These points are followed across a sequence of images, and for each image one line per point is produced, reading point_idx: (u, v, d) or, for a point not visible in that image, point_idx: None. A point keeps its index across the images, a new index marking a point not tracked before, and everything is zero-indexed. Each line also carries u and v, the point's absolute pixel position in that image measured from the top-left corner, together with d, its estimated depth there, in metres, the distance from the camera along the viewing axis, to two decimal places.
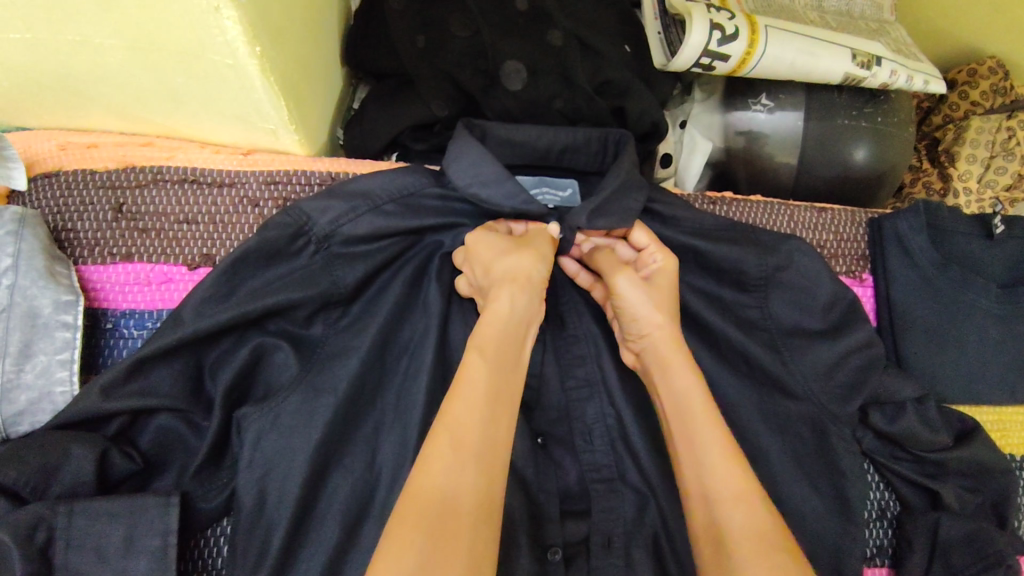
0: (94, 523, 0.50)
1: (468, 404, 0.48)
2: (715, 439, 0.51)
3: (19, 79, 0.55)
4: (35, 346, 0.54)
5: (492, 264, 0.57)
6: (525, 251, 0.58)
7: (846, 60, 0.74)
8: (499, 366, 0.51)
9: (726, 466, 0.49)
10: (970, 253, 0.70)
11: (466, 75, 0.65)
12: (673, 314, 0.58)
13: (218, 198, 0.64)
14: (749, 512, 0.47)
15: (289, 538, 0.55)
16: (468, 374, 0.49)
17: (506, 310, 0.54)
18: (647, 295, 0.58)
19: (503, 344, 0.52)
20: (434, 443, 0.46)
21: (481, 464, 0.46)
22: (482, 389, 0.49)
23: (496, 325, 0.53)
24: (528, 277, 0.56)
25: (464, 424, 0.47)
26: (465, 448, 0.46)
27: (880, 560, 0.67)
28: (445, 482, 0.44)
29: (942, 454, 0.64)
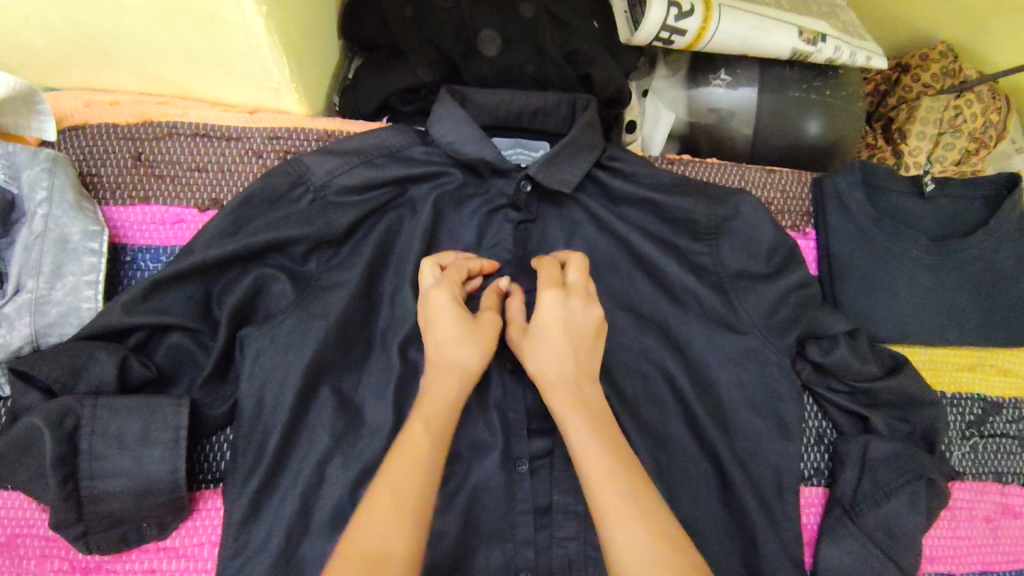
0: (113, 415, 0.57)
1: (412, 459, 0.52)
2: (597, 468, 0.52)
3: (54, 38, 0.63)
4: (65, 268, 0.62)
5: (441, 347, 0.59)
6: (480, 345, 0.60)
7: (792, 36, 0.82)
8: (440, 435, 0.55)
9: (616, 499, 0.50)
10: (902, 209, 0.78)
11: (448, 43, 0.74)
12: (563, 354, 0.58)
13: (225, 149, 0.72)
14: (640, 540, 0.48)
15: (284, 440, 0.63)
16: (411, 440, 0.53)
17: (441, 397, 0.57)
18: (522, 348, 0.60)
19: (447, 423, 0.56)
20: (376, 493, 0.50)
21: (414, 516, 0.50)
22: (423, 450, 0.53)
23: (436, 403, 0.56)
24: (465, 373, 0.59)
25: (406, 480, 0.51)
26: (406, 501, 0.50)
27: (816, 480, 0.75)
28: (378, 534, 0.48)
29: (872, 383, 0.71)
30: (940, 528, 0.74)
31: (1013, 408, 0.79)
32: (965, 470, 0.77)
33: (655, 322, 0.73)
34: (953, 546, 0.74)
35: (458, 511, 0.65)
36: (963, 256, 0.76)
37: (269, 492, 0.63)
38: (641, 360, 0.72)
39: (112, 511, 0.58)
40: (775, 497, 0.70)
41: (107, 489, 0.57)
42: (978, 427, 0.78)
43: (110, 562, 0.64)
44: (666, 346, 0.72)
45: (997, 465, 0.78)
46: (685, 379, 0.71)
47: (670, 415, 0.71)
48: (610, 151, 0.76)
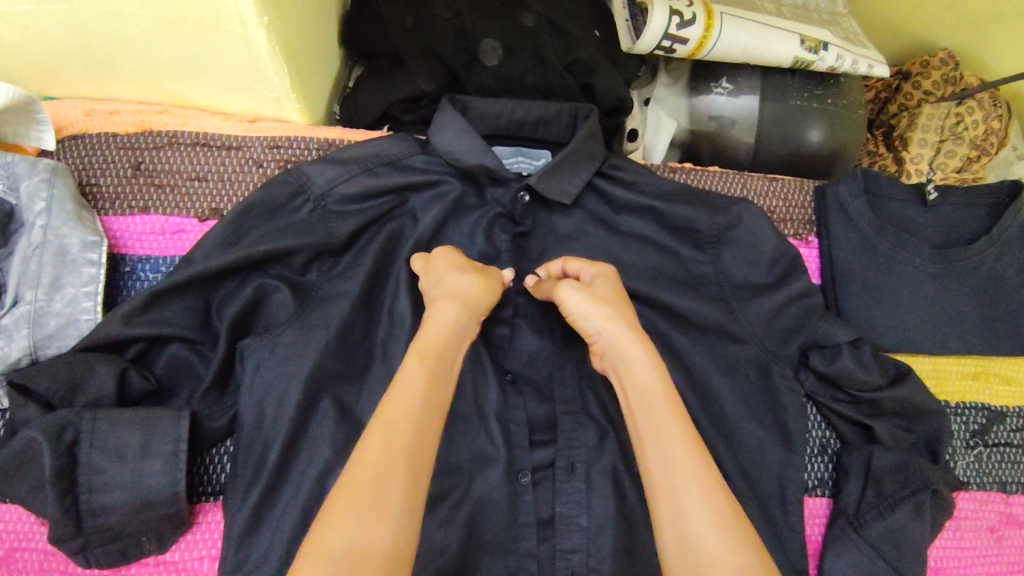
0: (113, 428, 0.57)
1: (404, 401, 0.50)
2: (672, 426, 0.53)
3: (54, 48, 0.63)
4: (64, 279, 0.61)
5: (444, 280, 0.61)
6: (478, 276, 0.63)
7: (794, 44, 0.82)
8: (437, 374, 0.53)
9: (692, 458, 0.51)
10: (904, 217, 0.77)
11: (449, 52, 0.73)
12: (624, 314, 0.61)
13: (225, 159, 0.72)
14: (711, 499, 0.49)
15: (284, 452, 0.63)
16: (406, 379, 0.51)
17: (447, 323, 0.57)
18: (588, 297, 0.62)
19: (442, 360, 0.54)
20: (368, 439, 0.48)
21: (409, 462, 0.47)
22: (419, 393, 0.51)
23: (439, 335, 0.56)
24: (475, 300, 0.60)
25: (400, 420, 0.48)
26: (399, 443, 0.47)
27: (821, 490, 0.74)
28: (373, 488, 0.45)
29: (876, 392, 0.70)
30: (945, 537, 0.73)
31: (1016, 417, 0.79)
32: (969, 480, 0.76)
33: (657, 332, 0.72)
34: (958, 556, 0.73)
35: (460, 523, 0.64)
36: (966, 264, 0.76)
37: (270, 505, 0.62)
38: None
39: (111, 525, 0.57)
40: (779, 507, 0.69)
41: (107, 502, 0.56)
42: (982, 435, 0.77)
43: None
44: (668, 356, 0.72)
45: (1001, 474, 0.77)
46: (688, 389, 0.70)
47: None
48: (612, 160, 0.75)
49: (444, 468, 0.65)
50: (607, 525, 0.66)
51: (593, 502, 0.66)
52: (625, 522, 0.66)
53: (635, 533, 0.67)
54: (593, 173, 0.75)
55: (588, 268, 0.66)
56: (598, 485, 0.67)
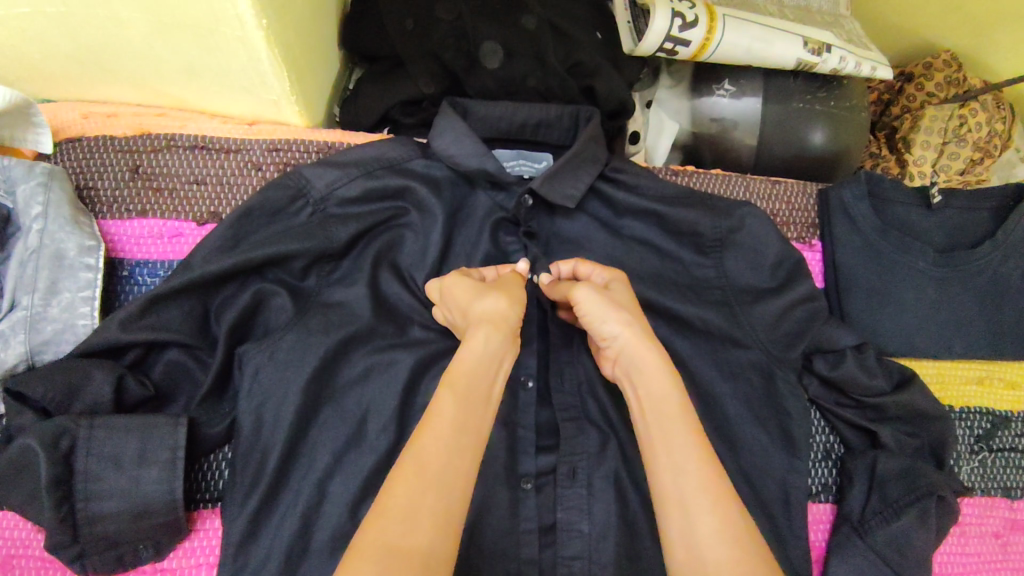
0: (110, 435, 0.56)
1: (438, 433, 0.50)
2: (689, 443, 0.52)
3: (51, 51, 0.62)
4: (61, 284, 0.61)
5: (470, 306, 0.58)
6: (502, 293, 0.59)
7: (797, 46, 0.81)
8: (470, 402, 0.52)
9: (706, 472, 0.51)
10: (909, 221, 0.77)
11: (450, 55, 0.73)
12: (641, 321, 0.59)
13: (224, 162, 0.71)
14: (728, 523, 0.48)
15: (283, 458, 0.62)
16: (438, 408, 0.51)
17: (480, 349, 0.54)
18: (601, 300, 0.59)
19: (478, 388, 0.53)
20: (399, 469, 0.48)
21: (440, 495, 0.47)
22: (452, 422, 0.50)
23: (472, 363, 0.54)
24: (505, 320, 0.57)
25: (432, 453, 0.49)
26: (431, 477, 0.48)
27: (825, 496, 0.74)
28: (402, 518, 0.46)
29: (881, 398, 0.70)
30: (949, 543, 0.72)
31: (1021, 421, 0.78)
32: (974, 484, 0.75)
33: (660, 336, 0.72)
34: (963, 562, 0.73)
35: (461, 531, 0.63)
36: (970, 267, 0.76)
37: (269, 512, 0.62)
38: None
39: (108, 533, 0.56)
40: (782, 513, 0.68)
41: (104, 510, 0.56)
42: (986, 440, 0.77)
43: None
44: (671, 361, 0.71)
45: (1006, 479, 0.77)
46: (690, 394, 0.70)
47: None
48: (614, 163, 0.75)
49: None
50: (609, 531, 0.65)
51: (596, 508, 0.66)
52: (627, 528, 0.66)
53: (637, 539, 0.66)
54: (596, 176, 0.74)
55: (596, 270, 0.65)
56: (600, 491, 0.66)
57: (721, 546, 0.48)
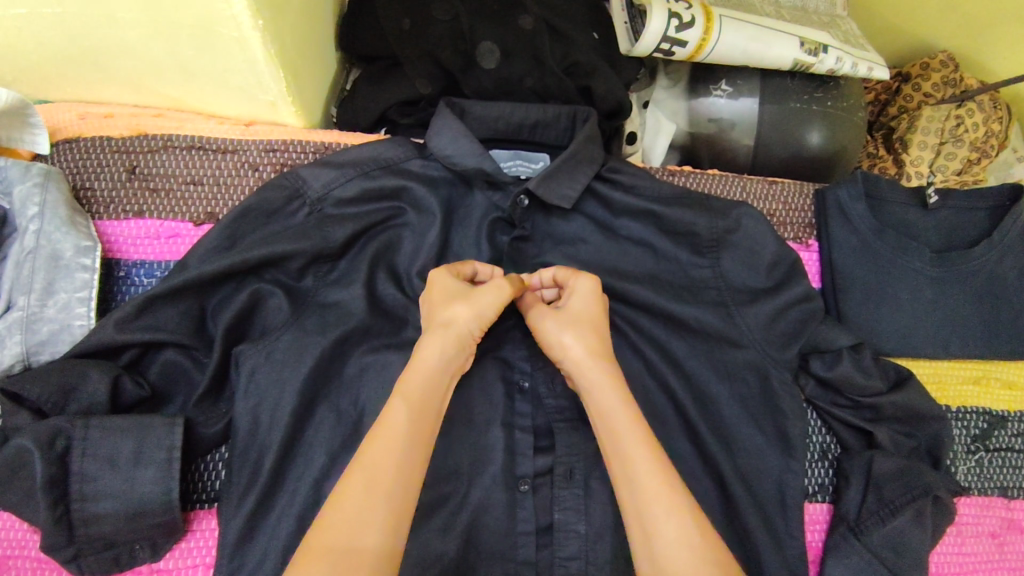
0: (106, 435, 0.56)
1: (386, 443, 0.52)
2: (643, 454, 0.55)
3: (47, 52, 0.62)
4: (57, 285, 0.61)
5: (437, 310, 0.60)
6: (470, 302, 0.60)
7: (794, 47, 0.81)
8: (420, 411, 0.55)
9: (659, 482, 0.54)
10: (905, 221, 0.77)
11: (447, 54, 0.73)
12: (595, 338, 0.61)
13: (221, 162, 0.71)
14: (681, 529, 0.51)
15: (279, 458, 0.62)
16: (389, 418, 0.54)
17: (435, 360, 0.58)
18: (554, 322, 0.62)
19: (428, 397, 0.56)
20: (350, 478, 0.51)
21: (388, 499, 0.51)
22: (400, 432, 0.53)
23: (424, 373, 0.57)
24: (465, 333, 0.59)
25: (379, 463, 0.51)
26: (377, 484, 0.51)
27: (820, 496, 0.73)
28: (352, 527, 0.49)
29: (877, 398, 0.70)
30: (947, 543, 0.71)
31: (1018, 421, 0.78)
32: (971, 485, 0.75)
33: (654, 337, 0.72)
34: (960, 563, 0.72)
35: (457, 531, 0.63)
36: (966, 268, 0.76)
37: (265, 512, 0.62)
38: (642, 373, 0.71)
39: (104, 534, 0.56)
40: (777, 512, 0.69)
41: (99, 511, 0.55)
42: (983, 440, 0.76)
43: None
44: (664, 362, 0.71)
45: (1003, 479, 0.76)
46: (686, 395, 0.70)
47: (672, 430, 0.70)
48: (611, 164, 0.75)
49: (443, 473, 0.64)
50: (605, 531, 0.65)
51: (592, 509, 0.66)
52: (623, 528, 0.65)
53: None
54: (592, 175, 0.74)
55: (570, 276, 0.65)
56: (597, 492, 0.66)
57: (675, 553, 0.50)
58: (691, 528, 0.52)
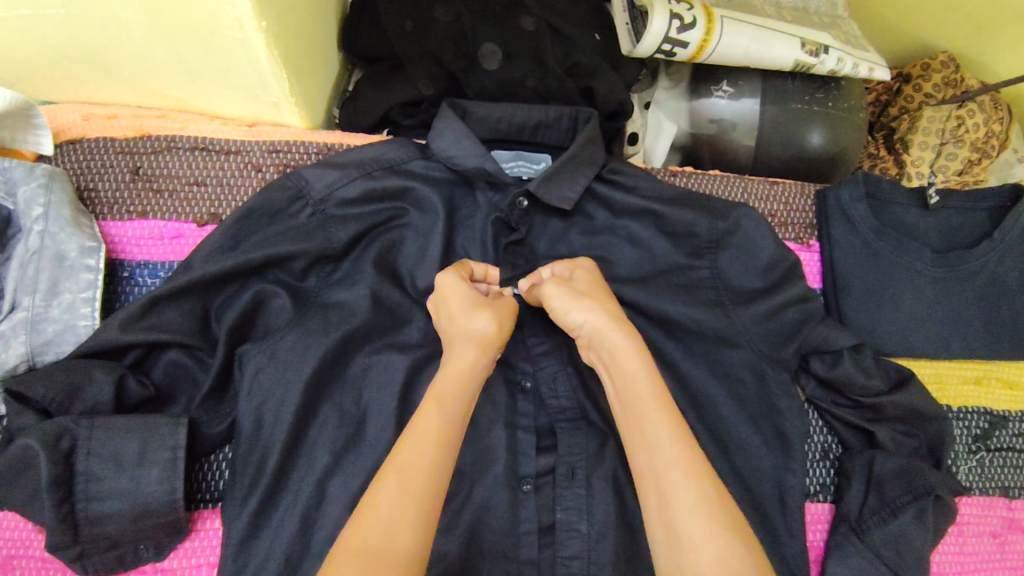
0: (110, 434, 0.56)
1: (419, 441, 0.53)
2: (659, 419, 0.54)
3: (52, 53, 0.63)
4: (62, 285, 0.61)
5: (460, 318, 0.62)
6: (493, 312, 0.62)
7: (795, 48, 0.82)
8: (452, 415, 0.56)
9: (676, 445, 0.53)
10: (906, 222, 0.77)
11: (449, 56, 0.73)
12: (609, 306, 0.61)
13: (224, 163, 0.71)
14: (701, 495, 0.50)
15: (283, 457, 0.62)
16: (421, 420, 0.55)
17: (465, 365, 0.59)
18: (569, 293, 0.62)
19: (460, 401, 0.57)
20: (384, 477, 0.51)
21: (422, 502, 0.51)
22: (432, 433, 0.54)
23: (454, 378, 0.58)
24: (492, 341, 0.61)
25: (413, 462, 0.52)
26: (412, 481, 0.51)
27: (822, 496, 0.73)
28: (386, 525, 0.49)
29: (878, 398, 0.70)
30: (948, 543, 0.72)
31: (1019, 421, 0.78)
32: (971, 484, 0.74)
33: (654, 338, 0.73)
34: (961, 563, 0.72)
35: (459, 530, 0.64)
36: (966, 267, 0.76)
37: (269, 511, 0.62)
38: None
39: (108, 533, 0.56)
40: (776, 512, 0.69)
41: (104, 510, 0.56)
42: (984, 440, 0.76)
43: None
44: (664, 363, 0.71)
45: (1003, 478, 0.76)
46: (687, 395, 0.70)
47: None
48: (612, 164, 0.75)
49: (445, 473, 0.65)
50: (607, 530, 0.66)
51: (594, 508, 0.66)
52: (624, 527, 0.66)
53: (634, 539, 0.67)
54: (593, 176, 0.75)
55: (569, 266, 0.66)
56: (599, 492, 0.66)
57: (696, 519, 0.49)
58: (713, 495, 0.50)
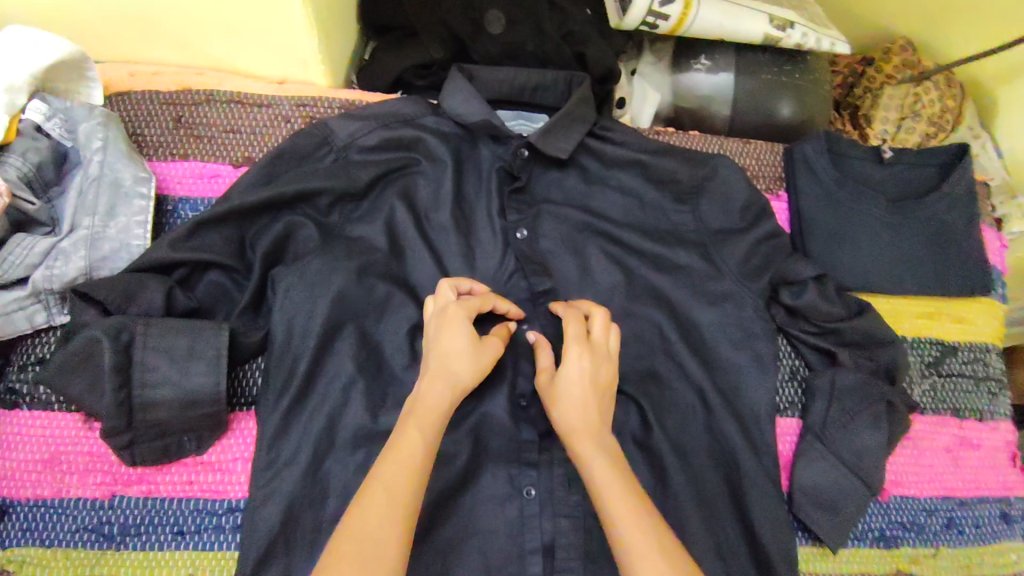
0: (164, 332, 0.64)
1: (403, 459, 0.57)
2: (636, 496, 0.58)
3: (109, 10, 0.71)
4: (118, 209, 0.70)
5: (448, 354, 0.65)
6: (477, 357, 0.66)
7: (764, 23, 0.91)
8: (431, 438, 0.60)
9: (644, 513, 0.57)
10: (864, 173, 0.86)
11: (458, 22, 0.83)
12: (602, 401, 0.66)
13: (258, 115, 0.80)
14: (665, 558, 0.54)
15: (311, 365, 0.70)
16: (405, 441, 0.59)
17: (438, 401, 0.62)
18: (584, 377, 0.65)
19: (437, 427, 0.61)
20: (369, 492, 0.56)
21: (404, 514, 0.55)
22: (416, 453, 0.58)
23: (433, 407, 0.62)
24: (463, 385, 0.64)
25: (394, 478, 0.56)
26: (396, 497, 0.55)
27: (791, 411, 0.81)
28: (371, 533, 0.53)
29: (839, 322, 0.78)
30: (902, 454, 0.81)
31: (967, 350, 0.88)
32: (926, 405, 0.84)
33: (643, 273, 0.80)
34: (915, 471, 0.82)
35: (467, 432, 0.72)
36: (918, 215, 0.85)
37: (297, 413, 0.70)
38: (633, 303, 0.79)
39: (159, 420, 0.64)
40: (751, 423, 0.77)
41: (155, 398, 0.64)
42: (936, 366, 0.86)
43: (151, 474, 0.69)
44: (651, 294, 0.80)
45: (954, 400, 0.85)
46: (672, 322, 0.78)
47: (657, 352, 0.78)
48: (603, 122, 0.84)
49: None
50: None
51: None
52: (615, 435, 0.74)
53: (623, 444, 0.73)
54: (586, 132, 0.83)
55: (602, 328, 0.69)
56: None
57: None
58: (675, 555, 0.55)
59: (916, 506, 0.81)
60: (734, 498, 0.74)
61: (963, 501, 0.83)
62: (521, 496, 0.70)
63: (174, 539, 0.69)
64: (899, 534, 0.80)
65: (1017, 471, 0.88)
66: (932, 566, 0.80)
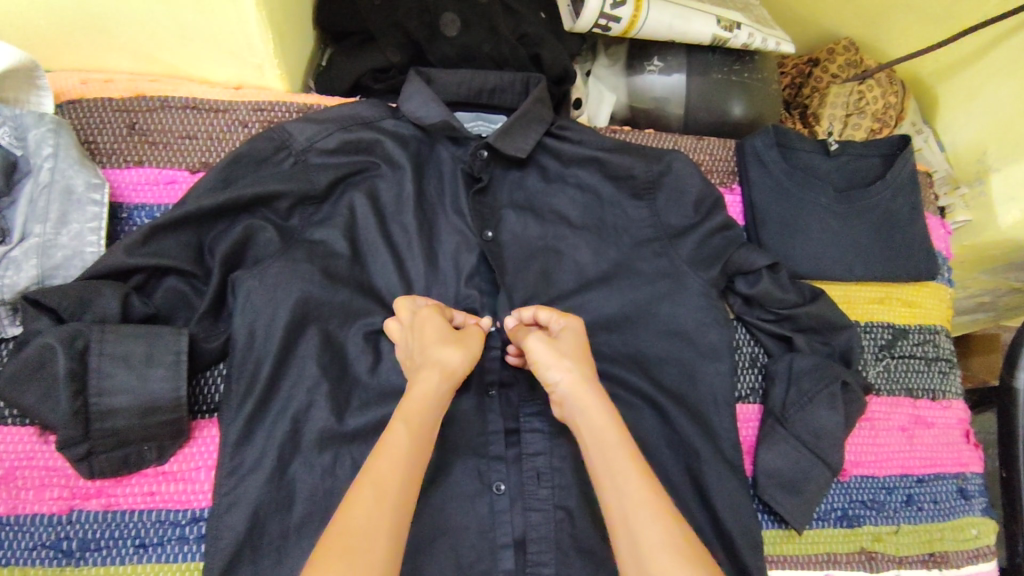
0: (120, 338, 0.63)
1: (390, 455, 0.57)
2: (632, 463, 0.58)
3: (57, 17, 0.70)
4: (70, 216, 0.69)
5: (429, 347, 0.65)
6: (460, 345, 0.66)
7: (712, 24, 0.94)
8: (420, 431, 0.60)
9: (639, 482, 0.57)
10: (812, 165, 0.90)
11: (414, 25, 0.84)
12: (585, 368, 0.65)
13: (214, 120, 0.80)
14: (665, 527, 0.54)
15: (274, 369, 0.69)
16: (392, 438, 0.59)
17: (429, 393, 0.62)
18: (552, 348, 0.65)
19: (426, 421, 0.61)
20: (358, 489, 0.55)
21: (397, 509, 0.54)
22: (403, 446, 0.58)
23: (421, 400, 0.62)
24: (453, 372, 0.65)
25: (388, 473, 0.56)
26: (387, 493, 0.55)
27: (751, 398, 0.84)
28: (365, 528, 0.52)
29: (794, 309, 0.81)
30: (859, 435, 0.84)
31: (917, 332, 0.91)
32: (880, 386, 0.87)
33: (604, 267, 0.82)
34: (874, 451, 0.84)
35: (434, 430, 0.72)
36: (867, 202, 0.88)
37: (261, 417, 0.69)
38: (595, 298, 0.81)
39: (117, 428, 0.63)
40: (714, 412, 0.78)
41: (114, 405, 0.62)
42: (889, 348, 0.89)
43: (110, 486, 0.68)
44: (613, 288, 0.81)
45: (908, 380, 0.89)
46: (633, 314, 0.80)
47: (618, 344, 0.80)
48: (560, 122, 0.86)
49: None
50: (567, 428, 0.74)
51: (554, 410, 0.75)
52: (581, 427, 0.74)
53: None
54: (544, 132, 0.84)
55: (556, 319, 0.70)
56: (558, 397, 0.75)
57: (663, 545, 0.53)
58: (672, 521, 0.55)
59: (875, 485, 0.84)
60: (700, 485, 0.76)
61: (919, 478, 0.86)
62: (491, 491, 0.71)
63: (135, 552, 0.68)
64: (860, 512, 0.82)
65: (972, 447, 0.90)
66: (893, 543, 0.83)
